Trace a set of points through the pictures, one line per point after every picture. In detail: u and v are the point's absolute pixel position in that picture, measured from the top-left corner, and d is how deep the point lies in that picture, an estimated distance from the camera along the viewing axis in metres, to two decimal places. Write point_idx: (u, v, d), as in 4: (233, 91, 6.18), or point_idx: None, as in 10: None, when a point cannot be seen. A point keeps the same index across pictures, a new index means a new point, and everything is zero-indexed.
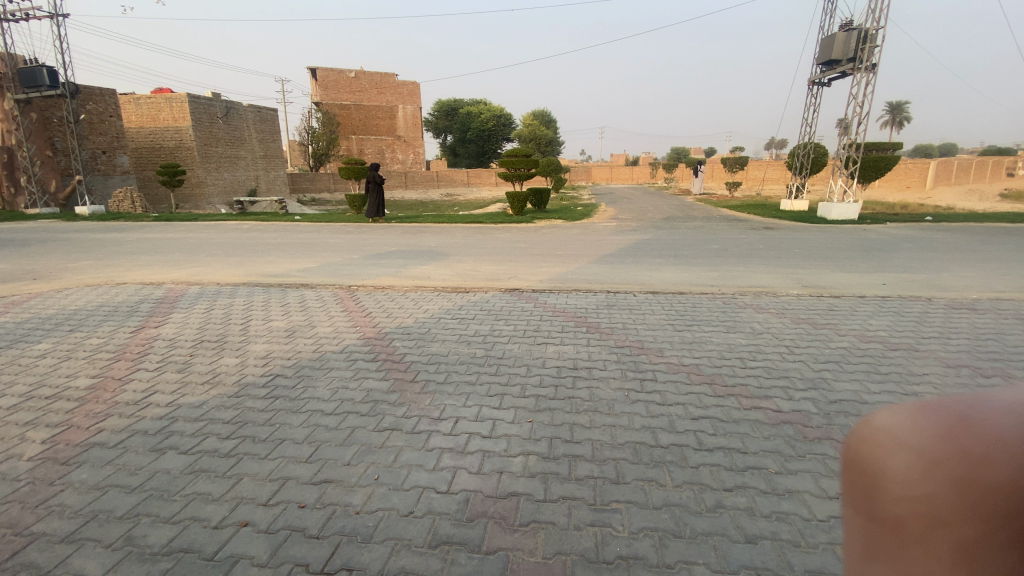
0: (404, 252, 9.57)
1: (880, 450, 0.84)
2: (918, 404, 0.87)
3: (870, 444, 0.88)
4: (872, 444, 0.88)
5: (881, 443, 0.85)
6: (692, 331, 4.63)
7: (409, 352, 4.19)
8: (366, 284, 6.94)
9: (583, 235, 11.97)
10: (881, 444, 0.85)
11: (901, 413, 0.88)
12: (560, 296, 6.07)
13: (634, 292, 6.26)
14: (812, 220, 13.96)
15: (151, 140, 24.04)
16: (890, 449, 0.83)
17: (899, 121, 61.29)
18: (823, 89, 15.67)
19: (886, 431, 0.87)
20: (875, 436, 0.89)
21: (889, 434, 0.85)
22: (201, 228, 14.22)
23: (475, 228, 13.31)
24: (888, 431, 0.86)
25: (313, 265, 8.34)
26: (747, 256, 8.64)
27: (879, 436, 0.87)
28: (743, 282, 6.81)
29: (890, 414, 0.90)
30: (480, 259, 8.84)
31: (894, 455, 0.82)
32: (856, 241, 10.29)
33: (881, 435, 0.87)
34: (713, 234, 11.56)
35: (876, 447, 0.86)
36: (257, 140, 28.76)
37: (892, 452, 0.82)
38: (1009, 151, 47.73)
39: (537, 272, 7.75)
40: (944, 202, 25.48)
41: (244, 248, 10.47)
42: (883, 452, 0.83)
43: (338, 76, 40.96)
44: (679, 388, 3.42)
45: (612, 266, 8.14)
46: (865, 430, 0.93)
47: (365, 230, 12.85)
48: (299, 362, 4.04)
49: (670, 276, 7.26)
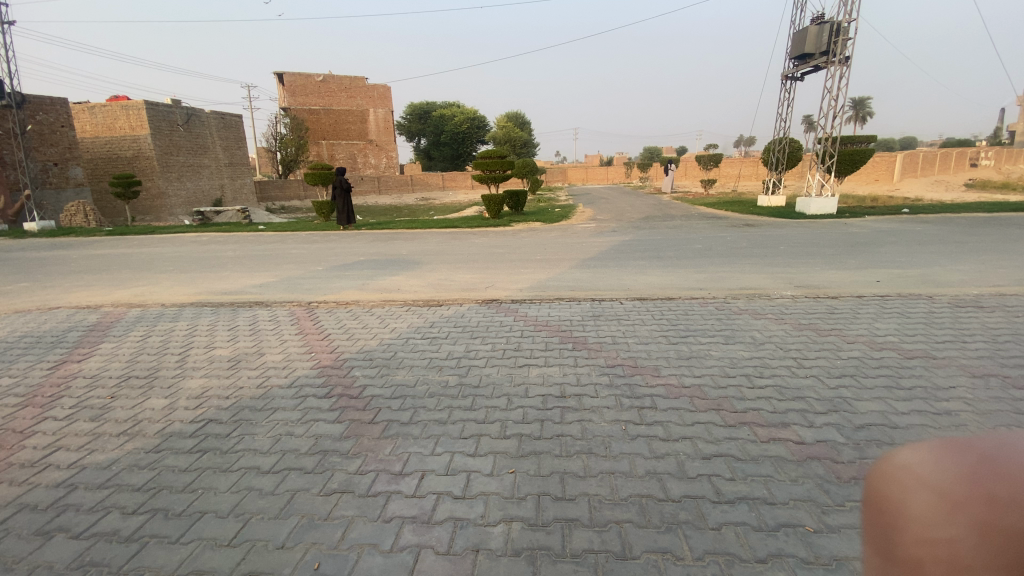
0: (374, 261, 8.95)
1: (905, 488, 0.94)
2: (947, 450, 0.95)
3: (896, 485, 0.96)
4: (896, 483, 0.97)
5: (905, 484, 0.94)
6: (688, 344, 4.16)
7: (370, 383, 3.62)
8: (329, 300, 6.33)
9: (563, 238, 11.51)
10: (908, 485, 0.94)
11: (926, 457, 0.96)
12: (541, 307, 5.55)
13: (620, 299, 5.79)
14: (791, 215, 13.77)
15: (106, 150, 22.83)
16: (913, 490, 0.92)
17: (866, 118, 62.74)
18: (796, 83, 15.56)
19: (909, 473, 0.96)
20: (901, 476, 0.98)
21: (913, 477, 0.94)
22: (157, 241, 13.34)
23: (450, 234, 12.75)
24: (911, 473, 0.96)
25: (273, 280, 7.68)
26: (733, 255, 8.27)
27: (906, 477, 0.96)
28: (734, 284, 6.41)
29: (919, 457, 0.98)
30: (453, 267, 8.28)
31: (915, 494, 0.91)
32: (840, 236, 10.05)
33: (906, 476, 0.97)
34: (696, 233, 11.23)
35: (900, 485, 0.95)
36: (221, 147, 27.59)
37: (911, 493, 0.92)
38: (967, 143, 49.20)
39: (516, 279, 7.24)
40: (913, 194, 25.89)
41: (200, 262, 9.71)
42: (906, 492, 0.93)
43: (306, 81, 39.85)
44: (683, 417, 2.94)
45: (594, 270, 7.68)
46: (893, 473, 1.01)
47: (333, 239, 12.17)
48: (238, 403, 3.44)
49: (657, 279, 6.82)
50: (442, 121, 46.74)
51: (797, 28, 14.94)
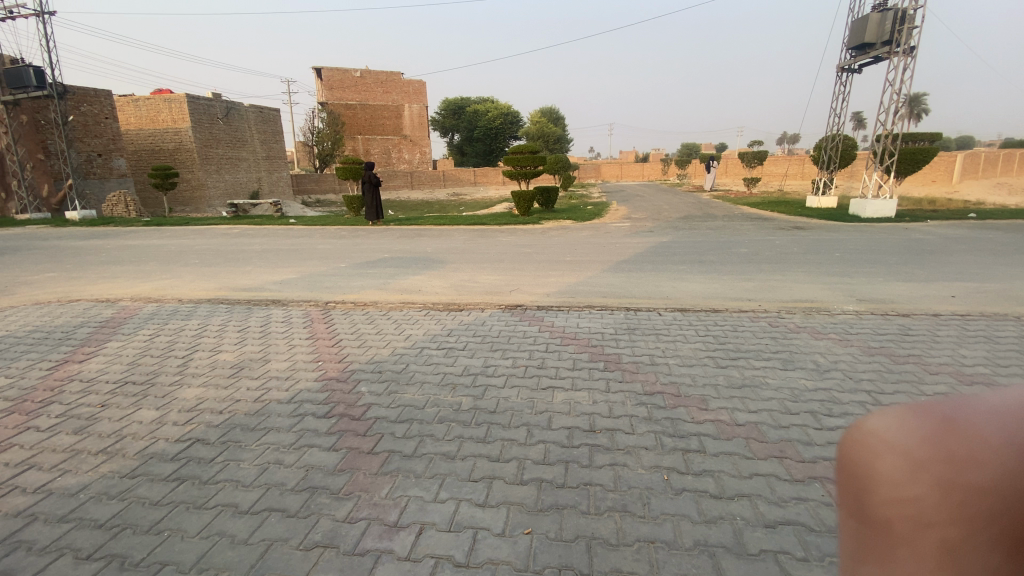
0: (397, 259, 8.62)
1: (871, 452, 0.85)
2: (905, 406, 0.88)
3: (864, 449, 0.88)
4: (861, 448, 0.89)
5: (873, 448, 0.86)
6: (739, 370, 3.60)
7: (376, 401, 3.23)
8: (346, 301, 6.03)
9: (595, 238, 10.97)
10: (875, 449, 0.86)
11: (889, 414, 0.89)
12: (569, 316, 5.05)
13: (658, 310, 5.23)
14: (843, 218, 12.77)
15: (149, 142, 23.41)
16: (879, 454, 0.84)
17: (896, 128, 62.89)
18: (853, 76, 14.46)
19: (877, 435, 0.88)
20: (865, 439, 0.90)
21: (880, 439, 0.86)
22: (189, 232, 13.42)
23: (478, 231, 12.37)
24: (878, 436, 0.87)
25: (293, 276, 7.44)
26: (783, 262, 7.58)
27: (873, 440, 0.88)
28: (785, 296, 5.77)
29: (881, 416, 0.90)
30: (479, 267, 7.87)
31: (884, 458, 0.83)
32: (901, 243, 9.15)
33: (873, 438, 0.88)
34: (739, 235, 10.51)
35: (867, 449, 0.87)
36: (259, 140, 27.96)
37: (881, 456, 0.84)
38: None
39: (543, 283, 6.77)
40: (974, 196, 24.14)
41: (225, 256, 9.60)
42: (874, 455, 0.85)
43: (343, 76, 40.17)
44: (739, 468, 2.44)
45: (628, 275, 7.13)
46: (857, 433, 0.93)
47: (359, 234, 11.95)
48: (231, 419, 3.11)
49: (697, 287, 6.24)
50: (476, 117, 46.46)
51: (856, 16, 13.84)
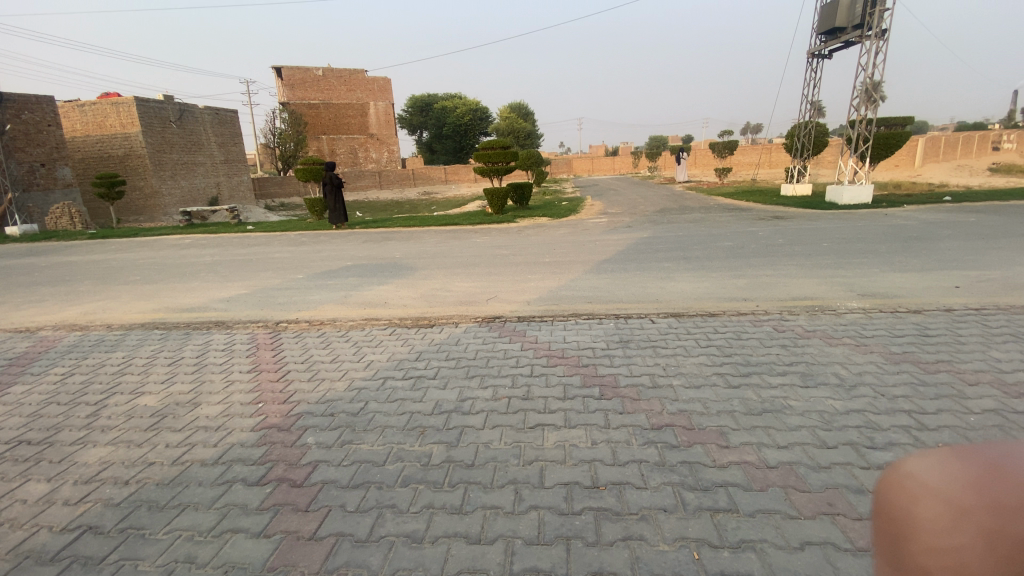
0: (362, 267, 7.93)
1: (914, 497, 1.00)
2: (942, 457, 1.03)
3: (906, 495, 1.02)
4: (905, 493, 1.03)
5: (913, 493, 1.00)
6: (755, 391, 3.10)
7: (325, 457, 2.62)
8: (302, 319, 5.36)
9: (573, 235, 10.48)
10: (915, 495, 1.00)
11: (931, 464, 1.03)
12: (553, 329, 4.46)
13: (651, 317, 4.70)
14: (821, 206, 12.57)
15: (96, 149, 21.93)
16: (921, 499, 0.99)
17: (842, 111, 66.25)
18: (824, 61, 14.30)
19: (917, 483, 1.02)
20: (907, 484, 1.04)
21: (921, 486, 1.00)
22: (136, 244, 12.37)
23: (450, 232, 11.74)
24: (920, 482, 1.01)
25: (244, 292, 6.69)
26: (772, 255, 7.20)
27: (914, 486, 1.01)
28: (784, 294, 5.34)
29: (923, 466, 1.04)
30: (451, 273, 7.25)
31: (923, 501, 0.98)
32: (886, 230, 8.92)
33: (914, 485, 1.02)
34: (720, 227, 10.15)
35: (908, 495, 1.01)
36: (216, 144, 26.60)
37: (919, 499, 0.99)
38: (980, 126, 47.72)
39: (521, 288, 6.21)
40: (936, 179, 24.65)
41: (172, 270, 8.72)
42: (913, 499, 1.00)
43: (304, 75, 38.68)
44: (785, 536, 1.92)
45: (612, 276, 6.62)
46: (902, 480, 1.08)
47: (323, 240, 11.17)
48: (139, 494, 2.46)
49: (688, 287, 5.78)
50: (445, 113, 45.55)
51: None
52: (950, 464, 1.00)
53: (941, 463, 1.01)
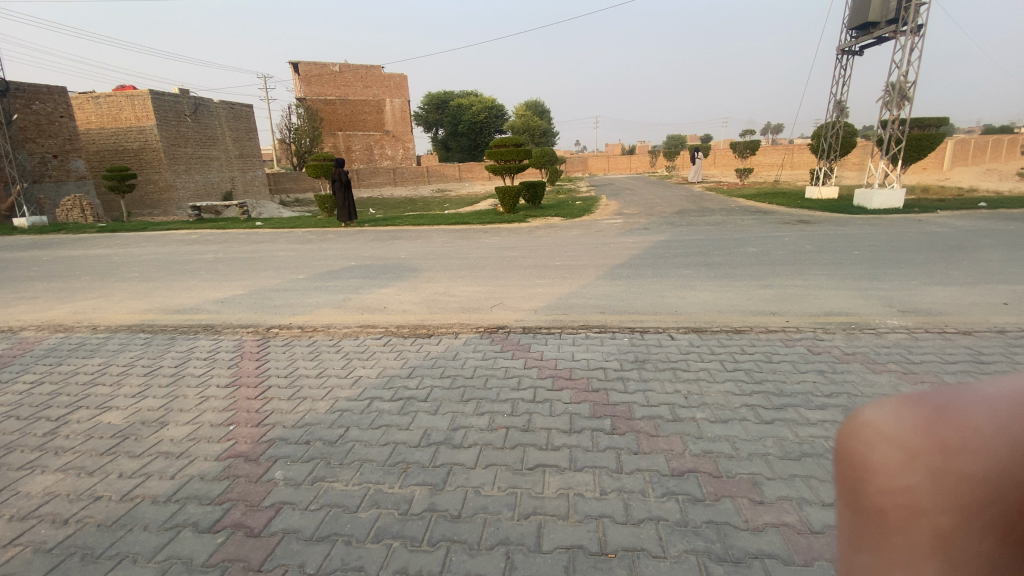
0: (365, 267, 7.60)
1: (868, 443, 0.89)
2: (898, 399, 0.92)
3: (860, 440, 0.92)
4: (859, 441, 0.93)
5: (869, 439, 0.90)
6: (791, 428, 2.68)
7: (289, 499, 2.27)
8: (293, 324, 5.04)
9: (585, 237, 10.04)
10: (872, 441, 0.89)
11: (887, 407, 0.92)
12: (562, 344, 4.06)
13: (670, 331, 4.27)
14: (849, 210, 11.97)
15: (112, 142, 21.97)
16: (877, 444, 0.88)
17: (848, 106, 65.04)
18: (854, 58, 13.63)
19: (873, 428, 0.92)
20: (861, 432, 0.94)
21: (878, 432, 0.90)
22: (142, 239, 12.22)
23: (458, 232, 11.38)
24: (875, 428, 0.91)
25: (239, 292, 6.40)
26: (799, 263, 6.72)
27: (870, 433, 0.91)
28: (815, 308, 4.88)
29: (877, 408, 0.94)
30: (456, 276, 6.88)
31: (880, 449, 0.87)
32: (921, 237, 8.35)
33: (870, 431, 0.92)
34: (741, 231, 9.63)
35: (863, 440, 0.91)
36: (231, 138, 26.58)
37: (876, 448, 0.88)
38: (1009, 130, 46.17)
39: (529, 294, 5.82)
40: (966, 183, 23.70)
41: (172, 268, 8.47)
42: (870, 447, 0.89)
43: (320, 70, 38.57)
44: None
45: (627, 283, 6.20)
46: (856, 426, 0.97)
47: (329, 238, 10.86)
48: (73, 539, 2.14)
49: (708, 298, 5.34)
50: (460, 111, 45.19)
51: None
52: (910, 408, 0.90)
53: (903, 407, 0.90)
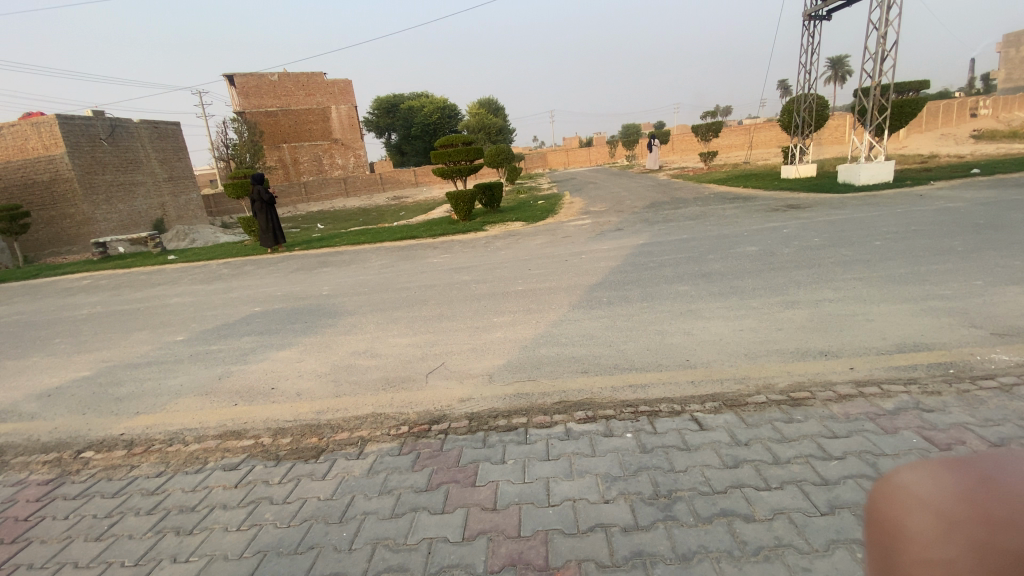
0: (272, 314, 5.84)
1: (904, 507, 0.88)
2: (944, 466, 0.93)
3: (896, 504, 0.91)
4: (894, 502, 0.92)
5: (904, 505, 0.89)
6: None
7: None
8: (122, 439, 3.30)
9: (551, 245, 8.53)
10: (907, 506, 0.89)
11: (929, 475, 0.93)
12: (528, 459, 2.43)
13: (691, 412, 2.70)
14: (835, 188, 10.88)
15: (17, 175, 19.22)
16: (911, 509, 0.88)
17: (783, 81, 67.03)
18: (822, 22, 12.56)
19: (910, 494, 0.91)
20: (901, 495, 0.93)
21: (914, 496, 0.89)
22: (19, 292, 9.95)
23: (404, 249, 9.68)
24: (914, 492, 0.91)
25: (82, 376, 4.56)
26: (816, 265, 5.38)
27: (906, 498, 0.91)
28: (877, 339, 3.47)
29: (919, 477, 0.94)
30: (387, 319, 5.23)
31: (914, 513, 0.86)
32: (940, 216, 7.16)
33: (904, 495, 0.92)
34: (730, 225, 8.28)
35: (899, 504, 0.90)
36: (158, 161, 23.81)
37: (913, 512, 0.86)
38: (948, 95, 47.14)
39: (480, 344, 4.22)
40: (927, 148, 23.40)
41: (27, 334, 6.45)
42: (905, 509, 0.88)
43: (257, 81, 35.94)
44: None
45: (612, 313, 4.65)
46: (892, 488, 0.98)
47: (246, 272, 8.95)
48: None
49: (723, 332, 3.87)
50: (411, 114, 43.19)
51: None
52: (947, 468, 0.93)
53: (940, 469, 0.93)
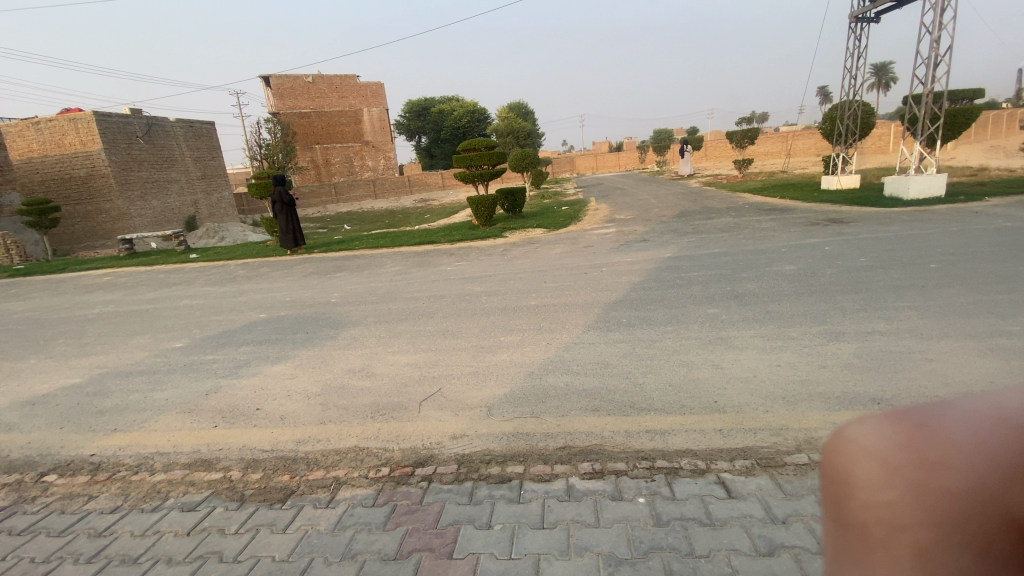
0: (275, 322, 5.62)
1: (850, 458, 0.81)
2: (885, 415, 0.84)
3: (842, 455, 0.84)
4: (840, 454, 0.84)
5: (850, 454, 0.82)
6: None
7: None
8: (90, 462, 3.05)
9: (572, 256, 8.12)
10: (852, 456, 0.81)
11: (870, 421, 0.85)
12: (518, 526, 2.06)
13: (717, 473, 2.28)
14: (881, 202, 10.15)
15: (58, 170, 19.70)
16: (856, 458, 0.80)
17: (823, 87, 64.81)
18: (870, 25, 11.80)
19: (854, 440, 0.84)
20: (845, 447, 0.85)
21: (858, 446, 0.82)
22: (43, 287, 10.02)
23: (421, 255, 9.41)
24: (857, 442, 0.83)
25: (73, 384, 4.38)
26: (863, 289, 4.84)
27: (851, 447, 0.83)
28: (940, 387, 2.96)
29: (861, 424, 0.86)
30: (391, 334, 4.91)
31: (860, 462, 0.79)
32: (1003, 236, 6.47)
33: (849, 444, 0.84)
34: (765, 239, 7.72)
35: (844, 456, 0.83)
36: (192, 159, 24.19)
37: (858, 462, 0.79)
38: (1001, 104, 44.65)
39: (484, 369, 3.86)
40: (979, 160, 22.02)
41: (36, 333, 6.38)
42: (850, 461, 0.80)
43: (293, 83, 36.49)
44: None
45: (631, 338, 4.23)
46: (836, 440, 0.90)
47: (261, 275, 8.79)
48: None
49: (756, 368, 3.41)
50: (441, 117, 43.27)
51: None
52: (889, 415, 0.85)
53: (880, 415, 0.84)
